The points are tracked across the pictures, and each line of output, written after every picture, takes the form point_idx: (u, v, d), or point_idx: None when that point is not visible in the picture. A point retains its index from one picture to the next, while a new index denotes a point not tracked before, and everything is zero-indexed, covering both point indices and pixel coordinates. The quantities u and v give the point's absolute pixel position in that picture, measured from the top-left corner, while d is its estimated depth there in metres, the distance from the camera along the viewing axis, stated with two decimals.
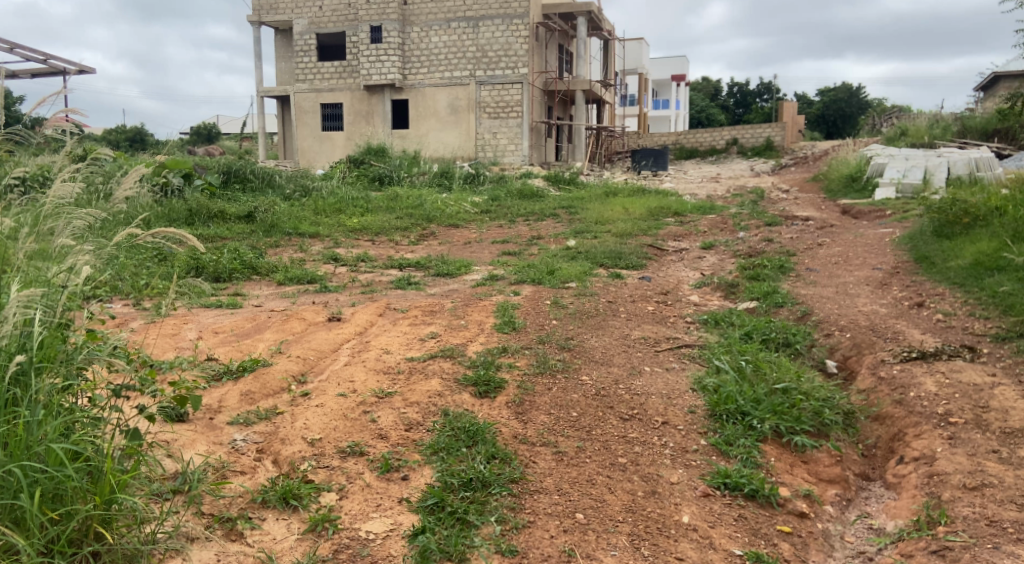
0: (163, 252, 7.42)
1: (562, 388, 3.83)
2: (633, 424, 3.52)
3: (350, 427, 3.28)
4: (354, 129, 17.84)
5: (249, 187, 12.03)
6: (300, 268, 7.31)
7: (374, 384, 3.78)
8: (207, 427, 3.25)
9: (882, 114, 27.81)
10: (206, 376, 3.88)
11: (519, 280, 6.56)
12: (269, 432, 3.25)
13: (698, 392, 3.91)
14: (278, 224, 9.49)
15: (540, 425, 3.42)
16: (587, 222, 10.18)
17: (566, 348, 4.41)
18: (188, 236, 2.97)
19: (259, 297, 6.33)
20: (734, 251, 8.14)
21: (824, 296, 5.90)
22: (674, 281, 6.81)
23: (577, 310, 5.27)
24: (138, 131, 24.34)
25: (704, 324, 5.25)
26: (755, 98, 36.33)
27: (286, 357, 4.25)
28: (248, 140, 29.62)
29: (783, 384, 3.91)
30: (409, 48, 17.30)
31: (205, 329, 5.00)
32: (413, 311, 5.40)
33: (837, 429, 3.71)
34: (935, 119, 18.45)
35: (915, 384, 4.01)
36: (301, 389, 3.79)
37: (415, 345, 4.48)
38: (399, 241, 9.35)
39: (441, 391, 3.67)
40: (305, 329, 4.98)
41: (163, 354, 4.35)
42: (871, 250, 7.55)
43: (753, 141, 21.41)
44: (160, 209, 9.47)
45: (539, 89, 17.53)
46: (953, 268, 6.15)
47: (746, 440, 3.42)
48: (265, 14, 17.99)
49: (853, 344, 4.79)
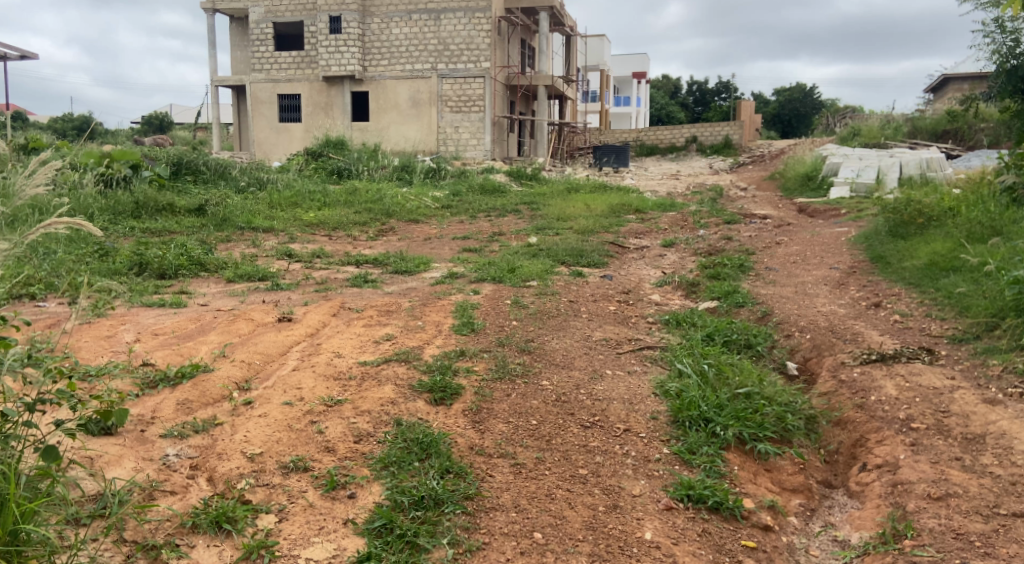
0: (104, 247, 7.08)
1: (521, 393, 3.69)
2: (594, 432, 3.39)
3: (294, 440, 3.09)
4: (311, 120, 17.46)
5: (201, 179, 11.65)
6: (252, 265, 7.04)
7: (323, 391, 3.58)
8: (137, 441, 3.03)
9: (837, 114, 28.21)
10: (142, 383, 3.65)
11: (478, 277, 6.41)
12: (205, 446, 3.05)
13: (660, 398, 3.79)
14: (230, 217, 9.18)
15: (498, 435, 3.27)
16: (548, 219, 10.06)
17: (525, 351, 4.26)
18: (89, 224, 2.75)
19: (206, 295, 6.07)
20: (695, 249, 8.09)
21: (784, 296, 5.85)
22: (635, 280, 6.72)
23: (537, 311, 5.12)
24: (86, 120, 23.56)
25: (666, 325, 5.15)
26: (713, 97, 36.65)
27: (229, 361, 4.03)
28: (203, 131, 28.93)
29: (745, 389, 3.82)
30: (369, 39, 16.94)
31: (144, 331, 4.74)
32: (368, 310, 5.21)
33: (800, 435, 3.62)
34: (887, 120, 18.78)
35: (876, 387, 3.94)
36: (244, 396, 3.58)
37: (368, 348, 4.29)
38: (356, 236, 9.12)
39: (394, 398, 3.49)
40: (253, 330, 4.77)
41: (97, 359, 4.10)
42: (829, 249, 7.55)
43: (712, 139, 21.48)
44: (105, 201, 9.09)
45: (500, 84, 17.33)
46: (908, 268, 6.15)
47: (709, 448, 3.30)
48: (219, 2, 17.48)
49: (813, 346, 4.73)
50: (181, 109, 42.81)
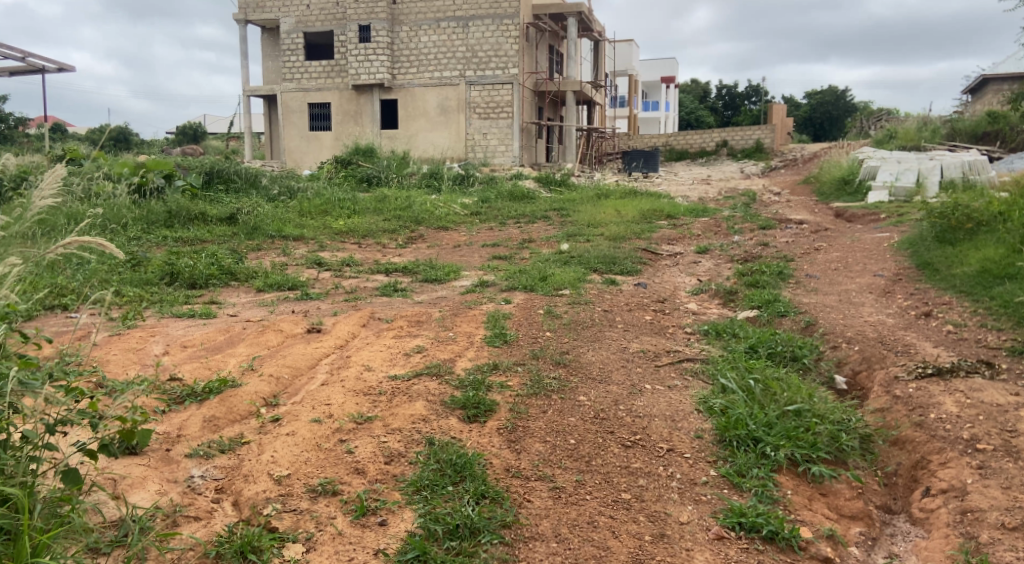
0: (137, 257, 7.11)
1: (557, 410, 3.53)
2: (636, 452, 3.22)
3: (324, 461, 2.96)
4: (341, 128, 17.49)
5: (233, 188, 11.65)
6: (282, 274, 6.96)
7: (353, 407, 3.45)
8: (162, 461, 2.93)
9: (871, 116, 27.67)
10: (168, 399, 3.55)
11: (509, 286, 6.26)
12: (232, 467, 2.94)
13: (704, 415, 3.61)
14: (261, 226, 9.15)
15: (535, 455, 3.11)
16: (578, 225, 9.89)
17: (560, 364, 4.10)
18: (106, 245, 2.81)
19: (236, 305, 5.98)
20: (731, 255, 7.87)
21: (828, 305, 5.61)
22: (670, 288, 6.52)
23: (571, 321, 4.95)
24: (123, 131, 23.98)
25: (705, 336, 4.96)
26: (743, 101, 36.19)
27: (257, 375, 3.91)
28: (235, 140, 29.27)
29: (795, 406, 3.63)
30: (398, 48, 16.95)
31: (172, 343, 4.65)
32: (398, 321, 5.08)
33: (855, 456, 3.42)
34: (925, 122, 18.33)
35: (934, 404, 3.72)
36: (272, 413, 3.46)
37: (399, 361, 4.15)
38: (386, 244, 9.03)
39: (426, 415, 3.35)
40: (282, 342, 4.67)
41: (124, 373, 4.02)
42: (871, 255, 7.28)
43: (743, 143, 21.20)
44: (139, 211, 9.13)
45: (529, 90, 17.23)
46: (958, 275, 5.90)
47: (759, 471, 3.12)
48: (251, 13, 17.57)
49: (863, 358, 4.52)
50: (215, 118, 43.38)
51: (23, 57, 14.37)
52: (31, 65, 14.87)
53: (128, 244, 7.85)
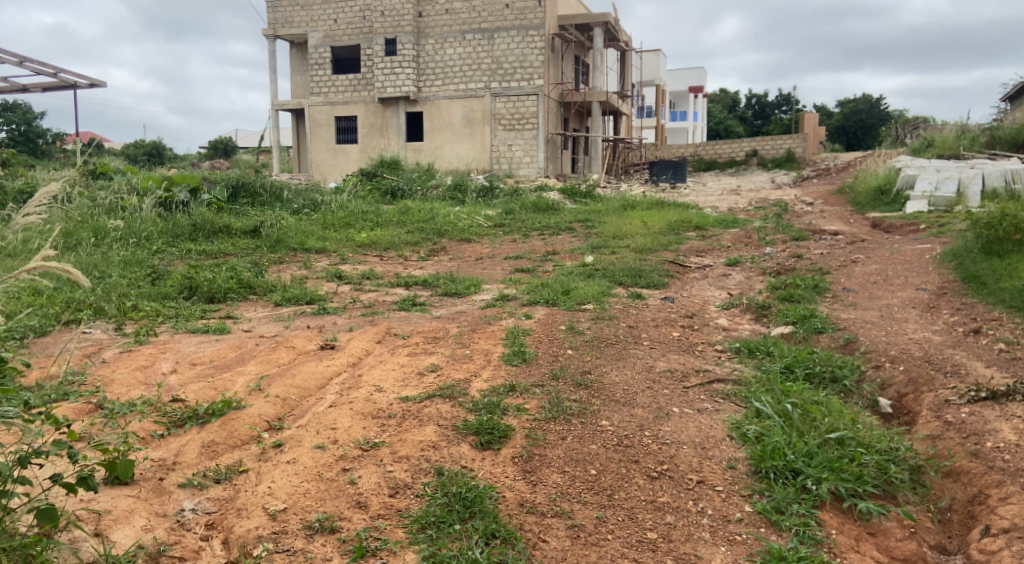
0: (156, 271, 7.01)
1: (578, 436, 3.28)
2: (662, 484, 3.01)
3: (323, 492, 2.75)
4: (367, 141, 17.43)
5: (258, 202, 11.56)
6: (301, 287, 6.78)
7: (360, 432, 3.23)
8: (153, 492, 2.76)
9: (906, 123, 27.03)
10: (167, 422, 3.32)
11: (531, 300, 6.03)
12: (225, 499, 2.75)
13: (737, 442, 3.41)
14: (283, 238, 9.03)
15: (553, 488, 2.88)
16: (604, 237, 9.62)
17: (582, 386, 3.84)
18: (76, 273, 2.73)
19: (252, 320, 5.81)
20: (763, 268, 7.57)
21: (868, 321, 5.29)
22: (699, 302, 6.25)
23: (594, 338, 4.70)
24: (156, 146, 24.35)
25: (737, 354, 4.68)
26: (773, 110, 35.82)
27: (262, 396, 3.69)
28: (265, 154, 29.48)
29: (837, 434, 3.44)
30: (424, 60, 16.87)
31: (182, 360, 4.45)
32: (415, 337, 4.87)
33: (905, 489, 3.23)
34: (963, 130, 17.79)
35: (991, 431, 3.55)
36: (274, 437, 3.22)
37: (412, 381, 3.92)
38: (408, 257, 8.85)
39: (436, 441, 3.12)
40: (293, 360, 4.48)
41: (126, 393, 3.77)
42: (912, 267, 6.94)
43: (773, 152, 20.78)
44: (164, 224, 9.07)
45: (554, 101, 17.03)
46: (1008, 289, 5.56)
47: (800, 507, 2.92)
48: (280, 28, 17.66)
49: (909, 380, 4.23)
50: (246, 133, 43.81)
51: (55, 73, 14.50)
52: (63, 81, 15.05)
53: (150, 257, 7.76)
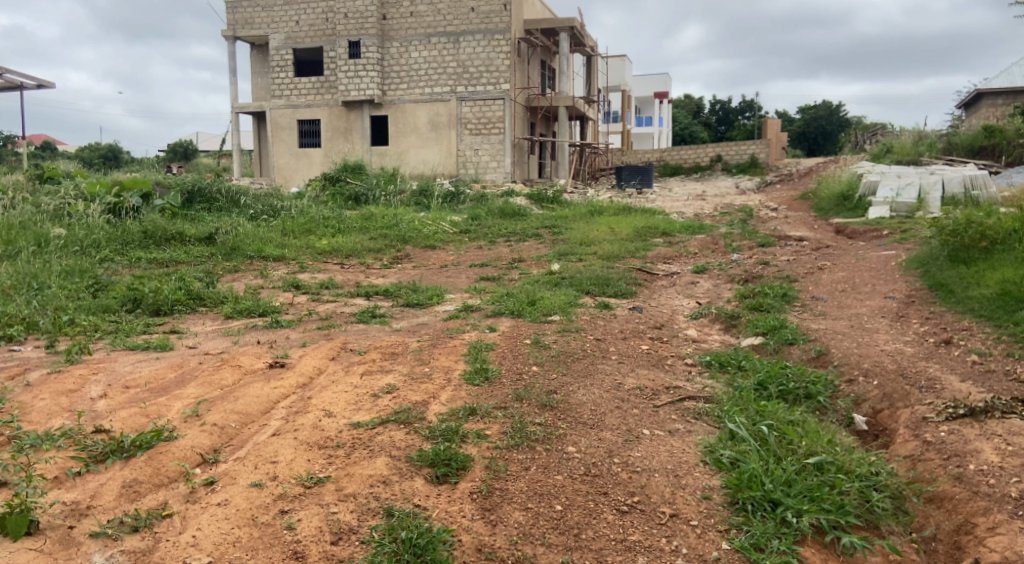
0: (98, 281, 6.60)
1: (542, 466, 3.04)
2: (633, 518, 2.80)
3: (256, 542, 2.52)
4: (330, 145, 17.01)
5: (214, 208, 11.14)
6: (254, 298, 6.42)
7: (303, 464, 2.94)
8: (60, 544, 2.54)
9: (866, 130, 27.41)
10: (86, 457, 3.00)
11: (495, 310, 5.78)
12: (143, 551, 2.51)
13: (711, 468, 3.19)
14: (240, 246, 8.64)
15: (513, 528, 2.66)
16: (571, 243, 9.42)
17: (547, 407, 3.59)
18: None
19: (197, 335, 5.46)
20: (731, 275, 7.40)
21: (839, 332, 5.11)
22: (668, 312, 6.05)
23: (560, 353, 4.45)
24: (113, 149, 23.72)
25: (708, 368, 4.48)
26: (737, 116, 36.16)
27: (198, 425, 3.38)
28: (226, 156, 28.86)
29: (816, 458, 3.24)
30: (388, 63, 16.51)
31: (114, 383, 4.10)
32: (372, 353, 4.58)
33: (888, 518, 3.05)
34: (921, 136, 17.99)
35: (973, 453, 3.37)
36: (206, 474, 2.92)
37: (365, 405, 3.62)
38: (370, 265, 8.56)
39: (387, 476, 2.85)
40: (238, 380, 4.15)
41: (47, 423, 3.45)
42: (878, 275, 6.82)
43: (738, 157, 20.84)
44: (113, 231, 8.66)
45: (521, 105, 16.82)
46: (976, 298, 5.45)
47: (780, 543, 2.74)
48: (240, 29, 17.19)
49: (884, 395, 4.05)
50: (207, 135, 43.15)
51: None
52: (9, 82, 14.43)
53: (94, 266, 7.34)
